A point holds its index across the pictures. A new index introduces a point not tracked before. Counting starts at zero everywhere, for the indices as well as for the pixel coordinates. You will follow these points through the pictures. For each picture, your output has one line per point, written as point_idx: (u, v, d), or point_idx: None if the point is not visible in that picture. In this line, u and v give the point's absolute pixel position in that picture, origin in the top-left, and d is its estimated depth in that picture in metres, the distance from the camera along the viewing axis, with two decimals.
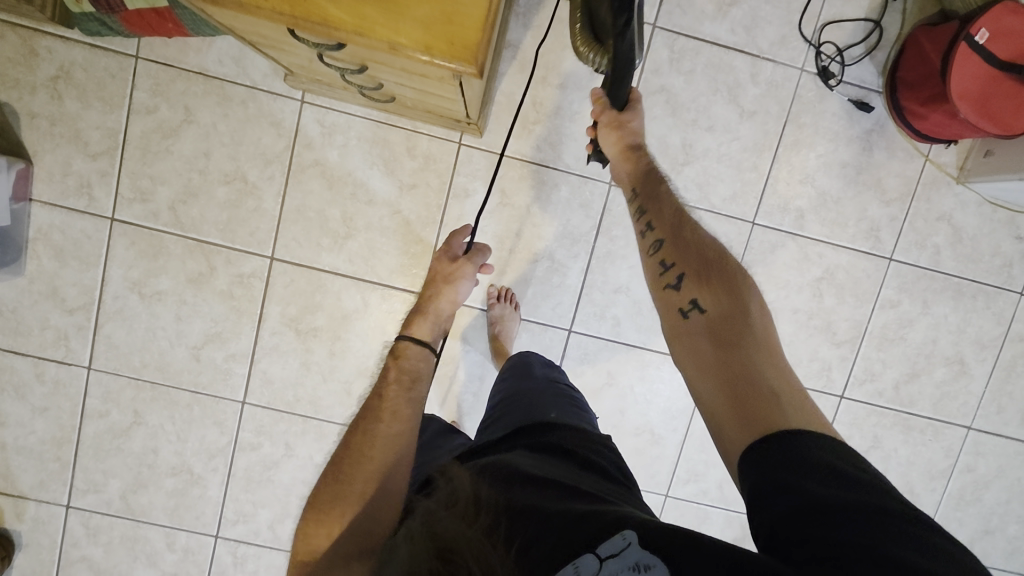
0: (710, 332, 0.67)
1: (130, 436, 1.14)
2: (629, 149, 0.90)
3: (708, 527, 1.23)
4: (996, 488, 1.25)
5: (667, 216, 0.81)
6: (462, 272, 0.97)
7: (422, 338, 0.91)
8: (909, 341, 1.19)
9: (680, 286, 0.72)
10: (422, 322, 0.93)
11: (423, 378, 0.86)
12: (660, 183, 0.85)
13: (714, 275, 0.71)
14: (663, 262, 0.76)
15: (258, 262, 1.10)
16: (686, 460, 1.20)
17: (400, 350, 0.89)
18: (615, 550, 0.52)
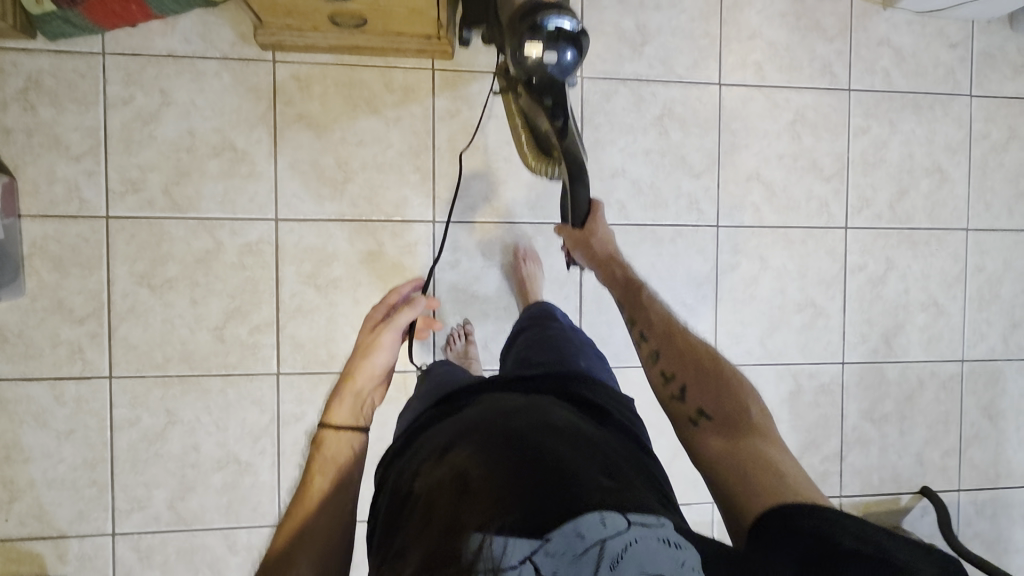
0: (719, 437, 0.69)
1: (167, 439, 1.08)
2: (603, 261, 0.94)
3: (763, 386, 1.24)
4: (1009, 281, 1.30)
5: (658, 326, 0.82)
6: (382, 341, 0.86)
7: (344, 424, 0.80)
8: (889, 162, 1.26)
9: (682, 397, 0.74)
10: (343, 406, 0.82)
11: (351, 471, 0.76)
12: (639, 296, 0.88)
13: (716, 382, 0.74)
14: (663, 373, 0.77)
15: (263, 227, 1.09)
16: (723, 323, 1.22)
17: (322, 441, 0.79)
18: (645, 520, 0.51)
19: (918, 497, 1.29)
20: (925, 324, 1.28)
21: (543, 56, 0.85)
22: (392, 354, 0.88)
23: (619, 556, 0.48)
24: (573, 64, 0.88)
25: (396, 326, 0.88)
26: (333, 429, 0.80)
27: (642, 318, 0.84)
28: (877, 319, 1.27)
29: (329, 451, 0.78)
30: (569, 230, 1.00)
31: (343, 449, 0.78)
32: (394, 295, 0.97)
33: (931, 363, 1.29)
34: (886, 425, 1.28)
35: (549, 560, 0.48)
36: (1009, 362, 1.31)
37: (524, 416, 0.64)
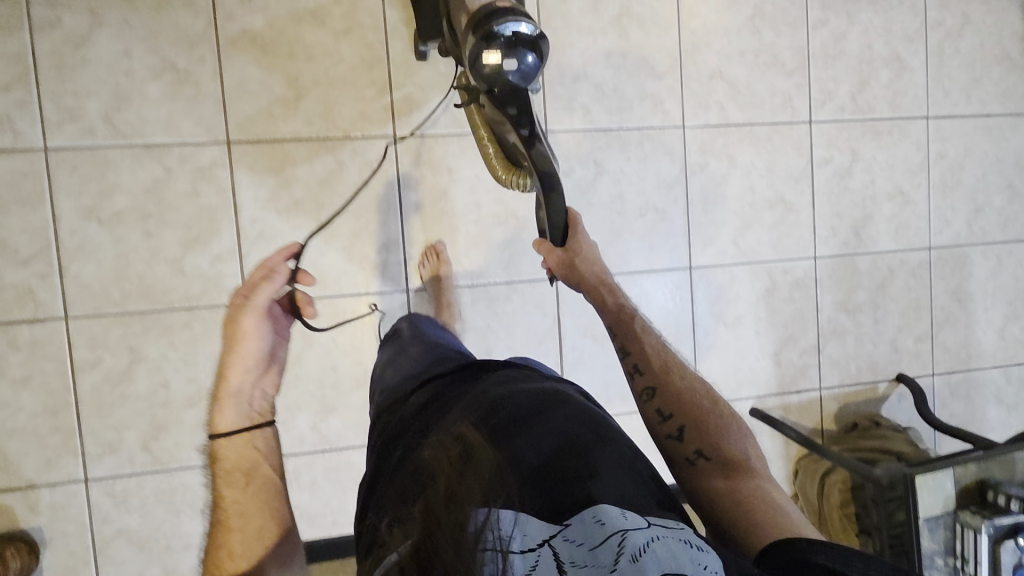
0: (719, 479, 0.74)
1: (133, 378, 1.04)
2: (595, 284, 0.90)
3: (738, 285, 1.24)
4: (970, 167, 1.32)
5: (654, 359, 0.83)
6: (245, 328, 0.89)
7: (233, 430, 0.85)
8: (848, 54, 1.26)
9: (681, 436, 0.77)
10: (226, 412, 0.86)
11: (260, 469, 0.82)
12: (628, 328, 0.87)
13: (715, 424, 0.77)
14: (661, 411, 0.79)
15: (215, 151, 1.04)
16: (695, 224, 1.22)
17: (217, 454, 0.83)
18: (665, 523, 0.53)
19: (894, 384, 1.32)
20: (891, 213, 1.30)
21: (503, 63, 0.84)
22: (264, 340, 0.92)
23: (641, 547, 0.48)
24: (536, 68, 0.87)
25: (256, 310, 0.91)
26: (224, 438, 0.84)
27: (642, 345, 0.85)
28: (846, 211, 1.28)
29: (229, 461, 0.83)
30: (550, 250, 0.92)
31: (242, 453, 0.84)
32: (256, 280, 0.90)
33: (900, 251, 1.31)
34: (860, 316, 1.30)
35: (567, 544, 0.51)
36: (974, 247, 1.34)
37: (546, 406, 0.65)
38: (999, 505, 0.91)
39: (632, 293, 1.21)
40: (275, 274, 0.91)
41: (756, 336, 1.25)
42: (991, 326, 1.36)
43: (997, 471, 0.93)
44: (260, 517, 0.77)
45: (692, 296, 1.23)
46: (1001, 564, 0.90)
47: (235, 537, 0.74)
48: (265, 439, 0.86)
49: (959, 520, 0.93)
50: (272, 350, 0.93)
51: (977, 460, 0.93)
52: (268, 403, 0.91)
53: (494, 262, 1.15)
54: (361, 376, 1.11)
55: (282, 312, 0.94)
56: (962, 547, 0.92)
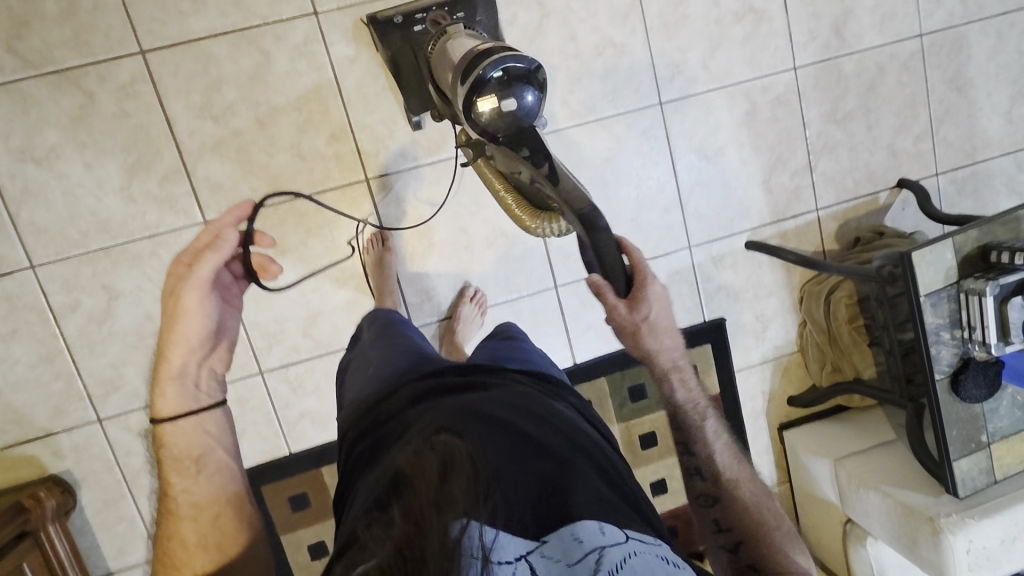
0: None
1: (115, 315, 1.04)
2: (667, 371, 0.76)
3: (716, 114, 1.16)
4: None
5: (718, 465, 0.74)
6: (188, 306, 0.71)
7: (178, 415, 0.72)
8: None
9: (736, 549, 0.68)
10: (168, 395, 0.72)
11: (212, 457, 0.72)
12: (691, 429, 0.76)
13: (772, 543, 0.67)
14: (716, 522, 0.71)
15: (131, 65, 0.98)
16: (659, 54, 1.12)
17: (164, 439, 0.72)
18: (641, 537, 0.51)
19: (896, 191, 1.25)
20: (874, 3, 1.18)
21: (498, 106, 0.77)
22: (208, 312, 0.73)
23: (619, 563, 0.47)
24: (537, 107, 0.78)
25: (200, 283, 0.72)
26: (170, 424, 0.72)
27: (704, 447, 0.75)
28: (823, 9, 1.16)
29: (177, 447, 0.71)
30: (616, 302, 0.71)
31: (187, 441, 0.72)
32: (225, 223, 0.74)
33: (887, 45, 1.20)
34: (851, 125, 1.21)
35: (545, 562, 0.47)
36: (971, 25, 1.22)
37: (525, 411, 0.60)
38: (1005, 265, 0.85)
39: (603, 142, 1.14)
40: (224, 240, 0.74)
41: (742, 166, 1.19)
42: (997, 110, 1.26)
43: (1004, 233, 0.88)
44: (217, 505, 0.69)
45: (668, 136, 1.15)
46: (1010, 325, 0.83)
47: (187, 526, 0.68)
48: (218, 421, 0.74)
49: (963, 289, 0.87)
50: (220, 324, 0.76)
51: (978, 226, 0.88)
52: (219, 383, 0.75)
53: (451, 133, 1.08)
54: (340, 276, 1.09)
55: (233, 279, 0.79)
56: (969, 316, 0.87)
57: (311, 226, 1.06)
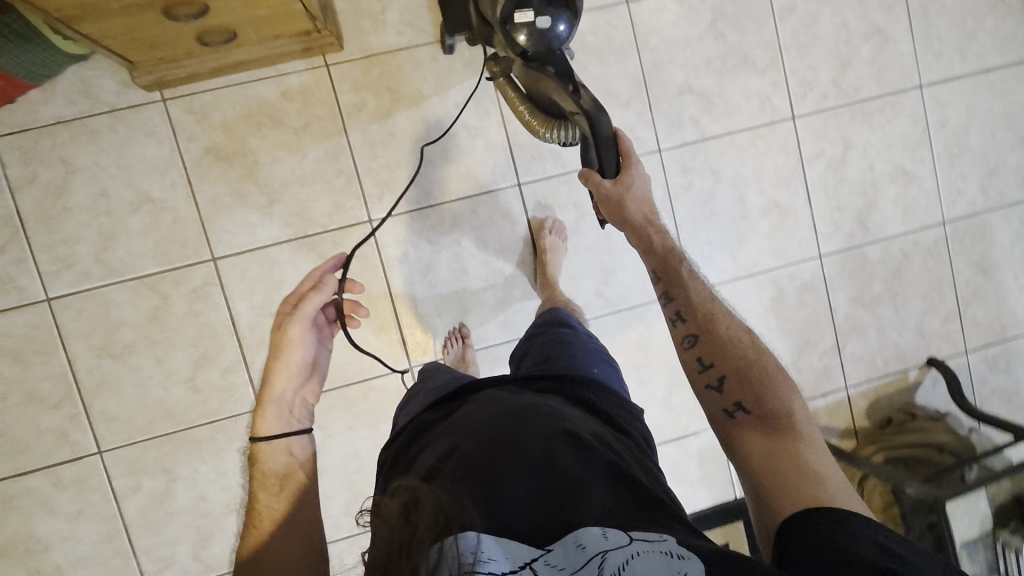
0: (760, 435, 0.65)
1: (172, 496, 1.10)
2: (639, 225, 0.79)
3: (744, 299, 1.21)
4: (975, 129, 1.25)
5: (697, 307, 0.75)
6: (291, 337, 0.78)
7: (273, 434, 0.75)
8: (822, 38, 1.19)
9: (722, 386, 0.69)
10: (268, 416, 0.76)
11: (294, 481, 0.71)
12: (672, 273, 0.77)
13: (760, 376, 0.68)
14: (701, 359, 0.72)
15: (204, 270, 1.07)
16: (689, 247, 1.19)
17: (258, 457, 0.74)
18: (646, 537, 0.50)
19: (925, 369, 1.27)
20: (896, 194, 1.24)
21: (535, 20, 0.84)
22: (308, 345, 0.80)
23: (621, 567, 0.46)
24: (567, 34, 0.87)
25: (303, 319, 0.79)
26: (266, 443, 0.74)
27: (677, 291, 0.76)
28: (846, 202, 1.22)
29: (267, 466, 0.73)
30: (600, 182, 0.80)
31: (278, 459, 0.74)
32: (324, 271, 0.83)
33: (911, 232, 1.24)
34: (878, 308, 1.24)
35: (548, 568, 0.47)
36: (993, 212, 1.27)
37: (531, 419, 0.62)
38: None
39: (636, 328, 1.19)
40: (322, 285, 0.80)
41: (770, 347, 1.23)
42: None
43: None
44: (295, 526, 0.67)
45: None
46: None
47: (265, 547, 0.65)
48: (303, 447, 0.75)
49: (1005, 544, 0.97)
50: (314, 360, 0.81)
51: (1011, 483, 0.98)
52: (311, 413, 0.79)
53: (491, 324, 1.16)
54: None
55: (327, 322, 0.85)
56: (1005, 564, 0.97)
57: (357, 411, 1.13)
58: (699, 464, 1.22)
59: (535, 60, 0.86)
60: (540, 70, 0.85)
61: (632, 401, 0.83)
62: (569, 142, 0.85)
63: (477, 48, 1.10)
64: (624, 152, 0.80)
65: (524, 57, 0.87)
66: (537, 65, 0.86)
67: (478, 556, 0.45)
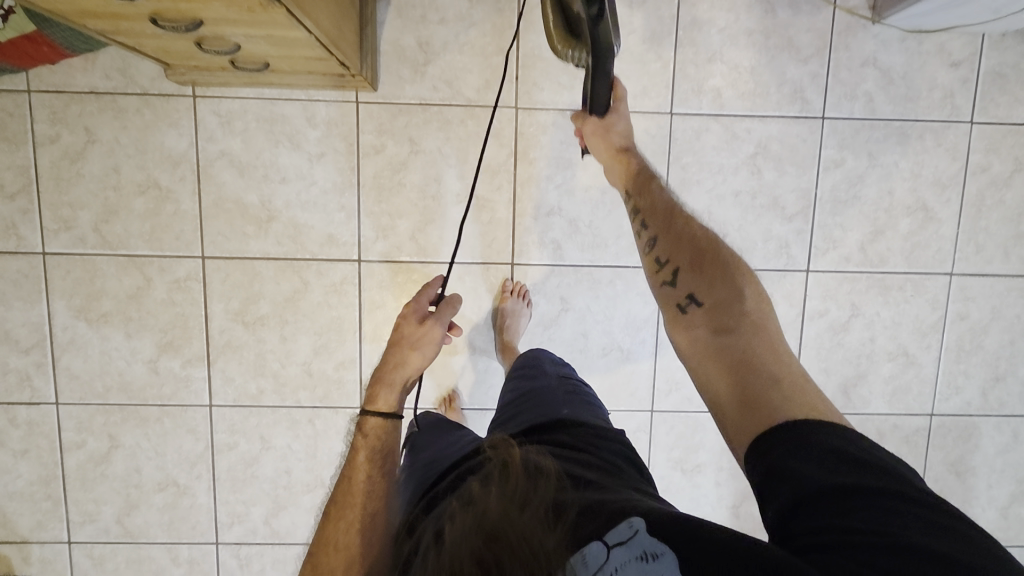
0: (710, 327, 0.64)
1: (110, 461, 1.15)
2: (620, 153, 0.87)
3: (702, 432, 1.20)
4: (995, 331, 1.19)
5: (659, 210, 0.76)
6: (431, 338, 0.86)
7: (387, 412, 0.83)
8: (863, 199, 1.14)
9: (674, 281, 0.68)
10: (391, 395, 0.84)
11: (394, 459, 0.81)
12: (646, 178, 0.82)
13: (714, 267, 0.67)
14: (658, 258, 0.71)
15: (191, 264, 1.10)
16: (664, 369, 1.17)
17: (367, 428, 0.82)
18: (621, 537, 0.50)
19: None
20: (890, 374, 1.19)
21: None
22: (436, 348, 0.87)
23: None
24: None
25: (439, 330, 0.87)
26: (378, 419, 0.82)
27: (642, 199, 0.79)
28: (836, 368, 1.19)
29: (372, 438, 0.81)
30: (586, 118, 0.91)
31: (384, 435, 0.82)
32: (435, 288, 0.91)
33: (893, 415, 1.21)
34: None
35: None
36: (986, 418, 1.21)
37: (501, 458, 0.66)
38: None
39: None
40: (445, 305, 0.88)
41: (715, 485, 1.21)
42: (992, 503, 1.24)
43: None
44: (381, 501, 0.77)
45: (650, 440, 1.20)
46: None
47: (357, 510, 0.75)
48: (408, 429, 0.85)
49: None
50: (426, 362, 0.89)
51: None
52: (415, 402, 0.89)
53: (449, 387, 1.17)
54: (312, 482, 1.18)
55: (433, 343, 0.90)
56: None
57: (299, 432, 1.16)
58: None
59: None
60: None
61: (610, 429, 0.81)
62: (578, 65, 0.87)
63: (507, 123, 1.09)
64: (616, 96, 0.92)
65: None
66: None
67: None
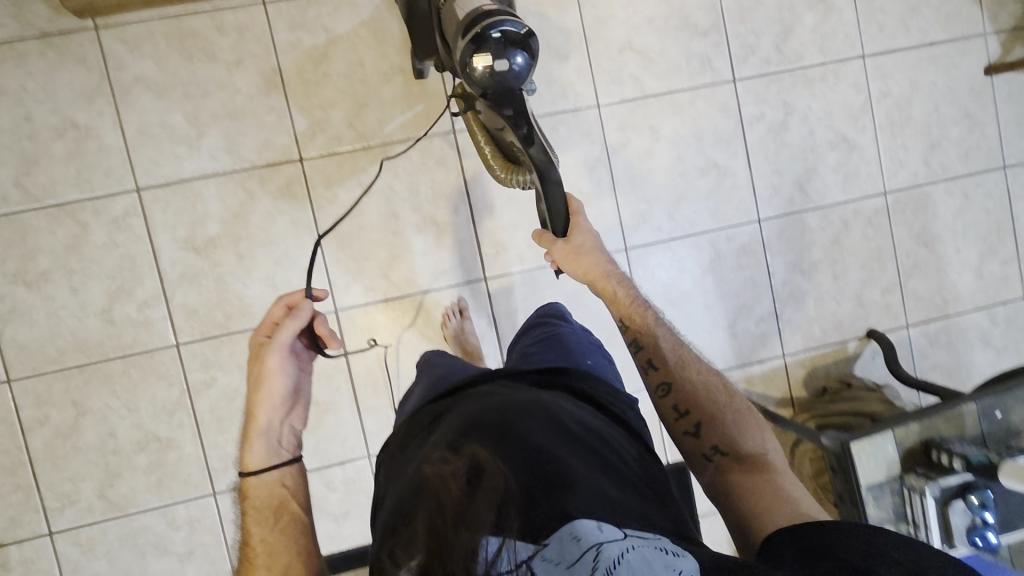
0: (736, 472, 0.69)
1: (81, 430, 1.07)
2: (601, 277, 0.85)
3: (680, 260, 1.20)
4: (918, 101, 1.25)
5: (668, 354, 0.80)
6: (270, 368, 0.79)
7: (261, 467, 0.78)
8: (766, 2, 1.20)
9: (698, 432, 0.74)
10: (256, 450, 0.79)
11: (286, 509, 0.78)
12: (642, 314, 0.84)
13: (732, 418, 0.74)
14: (677, 407, 0.76)
15: (127, 200, 1.06)
16: (625, 203, 1.18)
17: (248, 491, 0.78)
18: (641, 533, 0.52)
19: (865, 341, 1.24)
20: (837, 163, 1.23)
21: (492, 62, 0.82)
22: (287, 374, 0.80)
23: (615, 561, 0.48)
24: (525, 71, 0.84)
25: (279, 348, 0.79)
26: (254, 477, 0.78)
27: (647, 336, 0.82)
28: (786, 167, 1.22)
29: (257, 497, 0.78)
30: (553, 242, 0.86)
31: (272, 490, 0.78)
32: (281, 305, 0.82)
33: (851, 202, 1.24)
34: (817, 275, 1.23)
35: (545, 564, 0.49)
36: (936, 184, 1.26)
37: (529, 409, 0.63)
38: (949, 467, 0.77)
39: (570, 284, 1.18)
40: (298, 311, 0.80)
41: (706, 309, 1.21)
42: (966, 266, 1.27)
43: (1014, 413, 0.81)
44: (287, 554, 0.74)
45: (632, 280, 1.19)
46: (952, 529, 0.75)
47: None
48: (294, 476, 0.80)
49: (906, 485, 0.78)
50: (297, 385, 0.81)
51: (918, 416, 0.80)
52: (298, 439, 0.82)
53: (421, 270, 1.14)
54: None
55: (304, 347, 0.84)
56: (914, 514, 0.78)
57: None
58: None
59: (495, 103, 0.85)
60: (497, 113, 0.85)
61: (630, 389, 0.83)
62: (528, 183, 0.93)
63: None
64: (573, 210, 0.86)
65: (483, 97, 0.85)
66: (495, 107, 0.85)
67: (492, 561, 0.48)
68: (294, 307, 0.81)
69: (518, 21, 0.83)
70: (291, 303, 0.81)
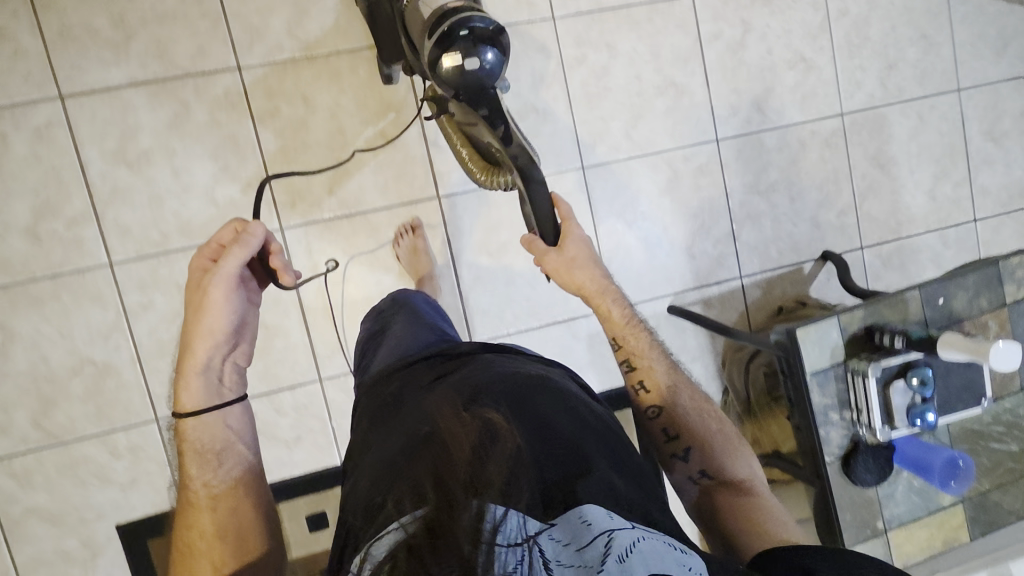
0: (724, 495, 0.75)
1: (9, 355, 1.01)
2: (598, 291, 0.82)
3: (638, 180, 1.17)
4: (875, 21, 1.24)
5: (659, 376, 0.80)
6: (212, 300, 0.68)
7: (198, 405, 0.70)
8: None
9: (687, 456, 0.78)
10: (193, 387, 0.70)
11: (230, 450, 0.71)
12: (636, 331, 0.83)
13: (720, 445, 0.78)
14: (667, 430, 0.78)
15: (49, 110, 0.99)
16: (582, 120, 1.14)
17: (183, 428, 0.70)
18: (648, 528, 0.49)
19: (821, 262, 1.25)
20: (796, 83, 1.22)
21: (464, 62, 0.80)
22: (234, 305, 0.71)
23: (630, 547, 0.44)
24: (497, 67, 0.82)
25: (225, 279, 0.69)
26: (192, 415, 0.70)
27: (640, 358, 0.82)
28: (745, 86, 1.20)
29: (193, 441, 0.70)
30: (544, 251, 0.82)
31: (210, 432, 0.70)
32: (229, 229, 0.73)
33: (809, 122, 1.23)
34: (774, 196, 1.22)
35: (553, 543, 0.45)
36: (892, 106, 1.26)
37: (537, 391, 0.62)
38: (888, 348, 0.78)
39: None
40: (251, 236, 0.71)
41: (664, 230, 1.19)
42: (919, 188, 1.28)
43: (956, 300, 0.82)
44: (238, 499, 0.69)
45: (589, 200, 1.16)
46: (893, 409, 0.77)
47: (205, 517, 0.67)
48: (239, 416, 0.73)
49: (849, 369, 0.80)
50: (241, 320, 0.72)
51: (864, 305, 0.81)
52: (241, 375, 0.74)
53: (370, 188, 1.09)
54: None
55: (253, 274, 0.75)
56: (855, 397, 0.79)
57: None
58: (587, 349, 1.18)
59: (470, 101, 0.84)
60: (474, 113, 0.84)
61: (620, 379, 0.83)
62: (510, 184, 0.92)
63: None
64: (562, 215, 0.83)
65: (458, 98, 0.84)
66: (471, 107, 0.84)
67: (497, 527, 0.45)
68: (250, 236, 0.72)
69: (484, 16, 0.81)
70: (245, 228, 0.72)
